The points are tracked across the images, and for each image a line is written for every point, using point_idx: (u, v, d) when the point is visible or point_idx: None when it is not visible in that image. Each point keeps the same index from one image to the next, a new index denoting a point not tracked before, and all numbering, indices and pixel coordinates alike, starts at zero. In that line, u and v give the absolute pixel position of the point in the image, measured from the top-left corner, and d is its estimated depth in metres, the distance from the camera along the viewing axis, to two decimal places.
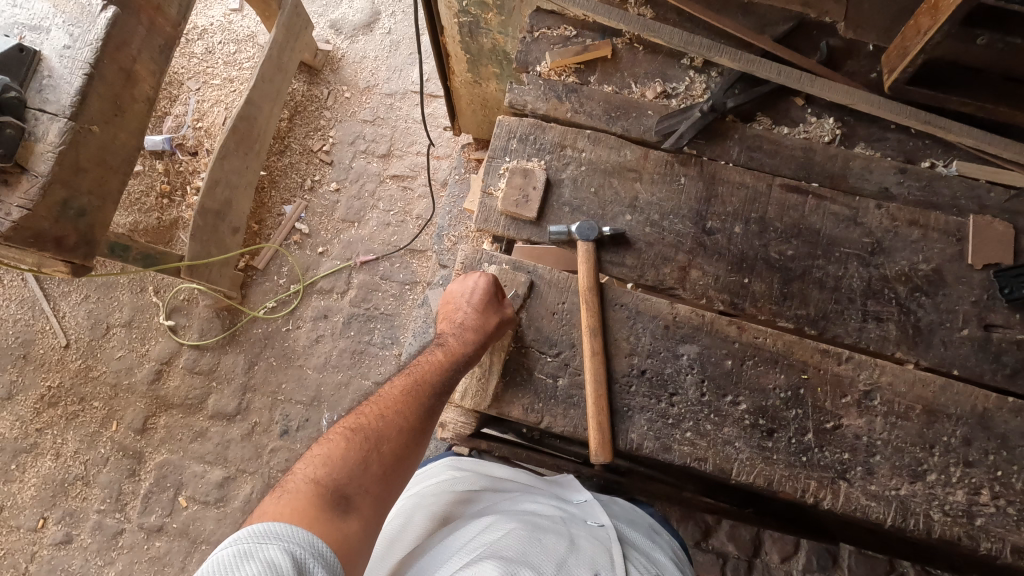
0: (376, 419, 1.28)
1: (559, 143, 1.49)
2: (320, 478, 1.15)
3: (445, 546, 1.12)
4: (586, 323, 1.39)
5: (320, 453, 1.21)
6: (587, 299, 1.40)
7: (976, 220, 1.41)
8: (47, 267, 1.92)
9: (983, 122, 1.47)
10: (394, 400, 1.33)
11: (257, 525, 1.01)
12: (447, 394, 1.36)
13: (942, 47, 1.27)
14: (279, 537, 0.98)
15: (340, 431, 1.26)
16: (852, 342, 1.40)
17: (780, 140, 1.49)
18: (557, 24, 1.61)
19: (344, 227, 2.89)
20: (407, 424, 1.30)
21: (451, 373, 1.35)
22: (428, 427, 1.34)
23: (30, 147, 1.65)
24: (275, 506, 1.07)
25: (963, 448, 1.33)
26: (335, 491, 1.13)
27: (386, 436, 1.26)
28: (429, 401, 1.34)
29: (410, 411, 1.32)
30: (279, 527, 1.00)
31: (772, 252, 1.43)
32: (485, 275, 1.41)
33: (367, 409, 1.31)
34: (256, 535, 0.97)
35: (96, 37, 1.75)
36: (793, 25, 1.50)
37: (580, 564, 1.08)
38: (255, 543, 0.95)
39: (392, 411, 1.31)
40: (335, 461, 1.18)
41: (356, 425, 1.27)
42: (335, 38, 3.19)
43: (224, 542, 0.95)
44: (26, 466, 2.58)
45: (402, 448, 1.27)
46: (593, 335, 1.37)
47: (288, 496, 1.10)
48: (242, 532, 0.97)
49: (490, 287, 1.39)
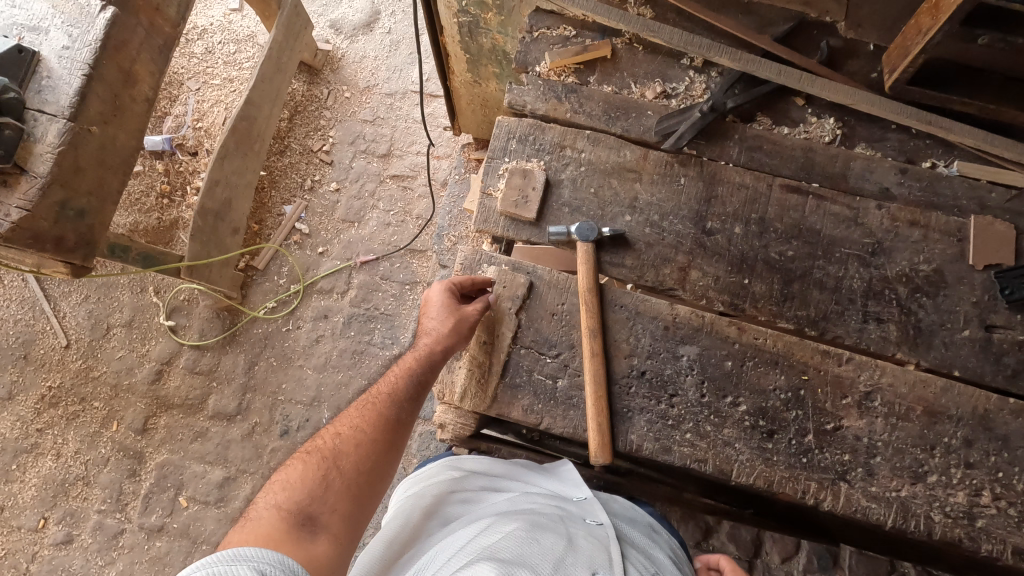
0: (336, 438, 1.29)
1: (558, 144, 1.49)
2: (282, 503, 1.15)
3: (442, 549, 1.11)
4: (586, 323, 1.38)
5: (281, 479, 1.22)
6: (587, 298, 1.40)
7: (977, 221, 1.40)
8: (46, 267, 1.91)
9: (984, 121, 1.46)
10: (356, 417, 1.35)
11: (227, 549, 0.99)
12: (411, 402, 1.39)
13: (942, 47, 1.27)
14: (248, 558, 0.96)
15: (300, 455, 1.27)
16: (852, 343, 1.39)
17: (780, 140, 1.49)
18: (557, 24, 1.61)
19: (344, 227, 2.89)
20: (371, 436, 1.32)
21: (413, 381, 1.39)
22: (395, 436, 1.35)
23: (29, 147, 1.66)
24: (239, 534, 1.08)
25: (964, 450, 1.33)
26: (300, 514, 1.14)
27: (349, 452, 1.27)
28: (391, 411, 1.37)
29: (373, 423, 1.34)
30: (249, 550, 0.99)
31: (772, 253, 1.43)
32: (444, 282, 1.44)
33: (327, 431, 1.33)
34: (227, 557, 0.95)
35: (95, 37, 1.75)
36: (794, 24, 1.50)
37: (578, 563, 1.08)
38: (226, 565, 0.93)
39: (354, 427, 1.32)
40: (297, 484, 1.19)
41: (316, 447, 1.28)
42: (335, 38, 3.18)
43: (194, 565, 0.92)
44: (26, 466, 2.58)
45: (368, 461, 1.28)
46: (592, 334, 1.37)
47: (252, 524, 1.10)
48: (211, 555, 0.95)
49: (449, 294, 1.42)
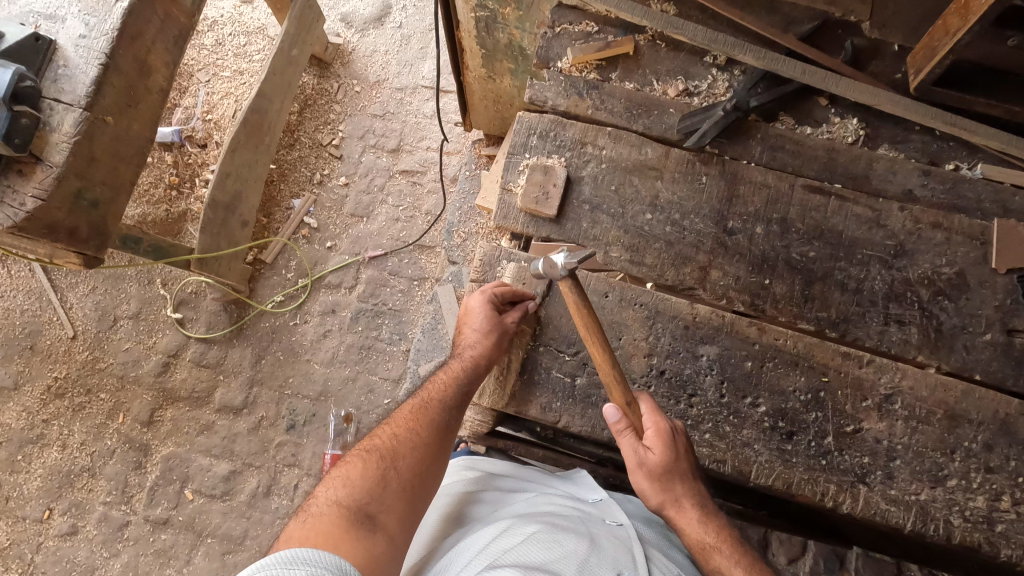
0: (392, 438, 1.25)
1: (580, 140, 1.48)
2: (343, 499, 1.10)
3: (462, 551, 1.10)
4: (615, 388, 1.25)
5: (340, 475, 1.17)
6: (606, 354, 1.24)
7: (1001, 224, 1.39)
8: (58, 258, 1.92)
9: (1008, 124, 1.45)
10: (407, 419, 1.30)
11: (283, 551, 0.92)
12: (459, 409, 1.35)
13: (971, 48, 1.25)
14: (305, 561, 0.89)
15: (358, 452, 1.22)
16: (873, 345, 1.38)
17: (803, 140, 1.47)
18: (579, 20, 1.58)
19: (353, 222, 2.88)
20: (424, 440, 1.26)
21: (459, 390, 1.34)
22: (446, 441, 1.30)
23: (45, 137, 1.65)
24: (300, 531, 1.01)
25: (984, 454, 1.32)
26: (359, 512, 1.08)
27: (405, 453, 1.22)
28: (441, 416, 1.32)
29: (425, 426, 1.29)
30: (306, 551, 0.92)
31: (794, 253, 1.42)
32: (486, 289, 1.40)
33: (382, 430, 1.28)
34: (283, 561, 0.88)
35: (112, 26, 1.73)
36: (818, 24, 1.48)
37: (601, 565, 1.07)
38: (282, 569, 0.86)
39: (407, 428, 1.27)
40: (356, 482, 1.14)
41: (373, 445, 1.23)
42: (346, 31, 3.16)
43: (250, 567, 0.86)
44: (32, 456, 2.57)
45: (422, 463, 1.23)
46: (632, 408, 1.25)
47: (312, 520, 1.04)
48: (267, 557, 0.88)
49: (492, 301, 1.38)
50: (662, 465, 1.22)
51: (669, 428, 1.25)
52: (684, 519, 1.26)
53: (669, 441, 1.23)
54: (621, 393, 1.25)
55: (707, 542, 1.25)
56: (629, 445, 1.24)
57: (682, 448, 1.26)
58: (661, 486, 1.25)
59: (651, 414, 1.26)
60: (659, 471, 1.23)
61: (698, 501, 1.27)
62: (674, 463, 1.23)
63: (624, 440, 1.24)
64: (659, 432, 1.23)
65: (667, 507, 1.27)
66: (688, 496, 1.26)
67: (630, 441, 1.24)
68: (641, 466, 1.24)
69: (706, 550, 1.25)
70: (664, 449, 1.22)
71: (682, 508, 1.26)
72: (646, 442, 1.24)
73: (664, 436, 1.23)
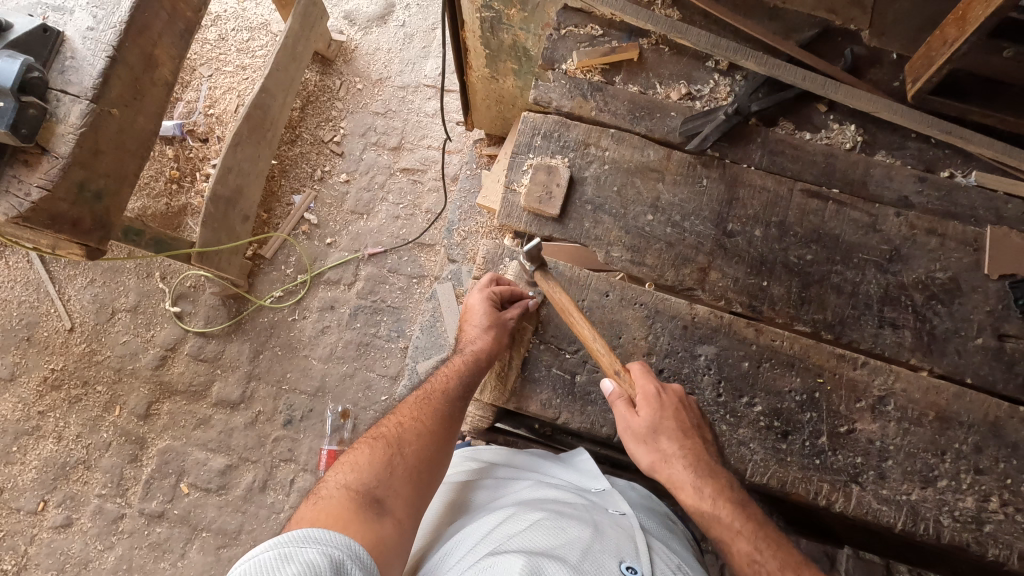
0: (398, 427, 1.27)
1: (583, 141, 1.50)
2: (351, 483, 1.12)
3: (466, 535, 1.13)
4: (602, 358, 1.31)
5: (349, 461, 1.19)
6: (588, 329, 1.32)
7: (994, 231, 1.42)
8: (61, 249, 1.89)
9: (1002, 132, 1.48)
10: (412, 409, 1.32)
11: (294, 531, 0.93)
12: (463, 400, 1.35)
13: (967, 58, 1.28)
14: (317, 540, 0.91)
15: (365, 441, 1.24)
16: (868, 347, 1.41)
17: (802, 145, 1.50)
18: (584, 23, 1.61)
19: (353, 219, 2.89)
20: (428, 428, 1.28)
21: (460, 383, 1.35)
22: (450, 431, 1.31)
23: (51, 127, 1.65)
24: (310, 512, 1.03)
25: (974, 456, 1.35)
26: (367, 495, 1.10)
27: (410, 440, 1.24)
28: (445, 406, 1.33)
29: (429, 417, 1.30)
30: (317, 531, 0.93)
31: (791, 256, 1.45)
32: (486, 290, 1.43)
33: (388, 420, 1.30)
34: (295, 539, 0.89)
35: (119, 19, 1.75)
36: (819, 31, 1.51)
37: (606, 552, 1.07)
38: (295, 546, 0.88)
39: (412, 418, 1.29)
40: (365, 467, 1.16)
41: (380, 434, 1.25)
42: (349, 29, 3.17)
43: (262, 545, 0.87)
44: (27, 448, 2.56)
45: (426, 451, 1.24)
46: (621, 375, 1.30)
47: (322, 503, 1.06)
48: (279, 536, 0.90)
49: (493, 300, 1.41)
50: (648, 427, 1.26)
51: (657, 391, 1.28)
52: (678, 482, 1.25)
53: (656, 402, 1.27)
54: (610, 362, 1.30)
55: (705, 510, 1.23)
56: (621, 413, 1.28)
57: (671, 406, 1.28)
58: (650, 448, 1.28)
59: (641, 377, 1.30)
60: (644, 433, 1.26)
61: (690, 463, 1.26)
62: (660, 423, 1.25)
63: (618, 406, 1.29)
64: (647, 397, 1.26)
65: (660, 471, 1.28)
66: (680, 459, 1.26)
67: (623, 408, 1.28)
68: (628, 430, 1.28)
69: (706, 518, 1.23)
70: (650, 411, 1.26)
71: (674, 470, 1.26)
72: (635, 407, 1.27)
73: (651, 399, 1.27)
